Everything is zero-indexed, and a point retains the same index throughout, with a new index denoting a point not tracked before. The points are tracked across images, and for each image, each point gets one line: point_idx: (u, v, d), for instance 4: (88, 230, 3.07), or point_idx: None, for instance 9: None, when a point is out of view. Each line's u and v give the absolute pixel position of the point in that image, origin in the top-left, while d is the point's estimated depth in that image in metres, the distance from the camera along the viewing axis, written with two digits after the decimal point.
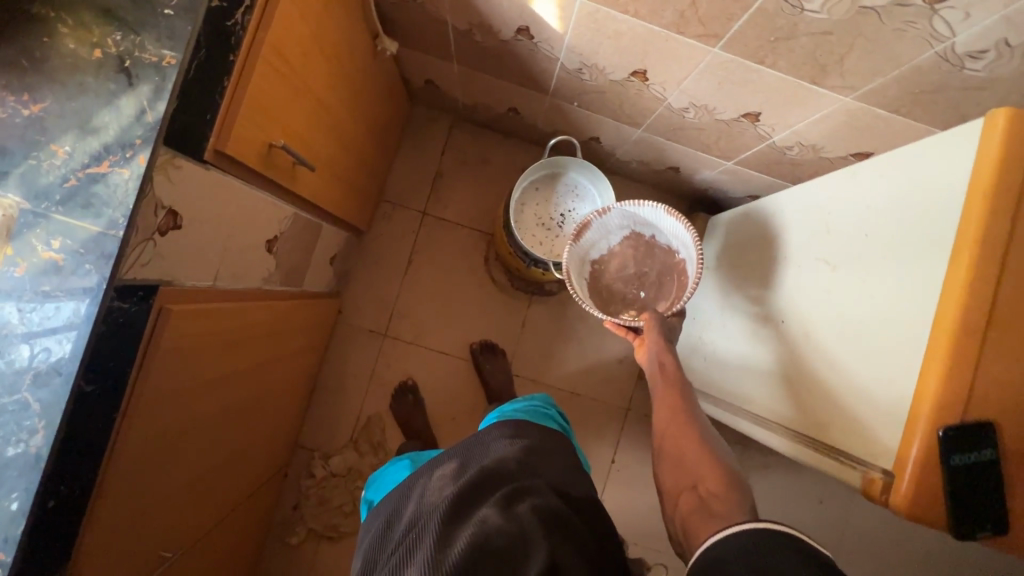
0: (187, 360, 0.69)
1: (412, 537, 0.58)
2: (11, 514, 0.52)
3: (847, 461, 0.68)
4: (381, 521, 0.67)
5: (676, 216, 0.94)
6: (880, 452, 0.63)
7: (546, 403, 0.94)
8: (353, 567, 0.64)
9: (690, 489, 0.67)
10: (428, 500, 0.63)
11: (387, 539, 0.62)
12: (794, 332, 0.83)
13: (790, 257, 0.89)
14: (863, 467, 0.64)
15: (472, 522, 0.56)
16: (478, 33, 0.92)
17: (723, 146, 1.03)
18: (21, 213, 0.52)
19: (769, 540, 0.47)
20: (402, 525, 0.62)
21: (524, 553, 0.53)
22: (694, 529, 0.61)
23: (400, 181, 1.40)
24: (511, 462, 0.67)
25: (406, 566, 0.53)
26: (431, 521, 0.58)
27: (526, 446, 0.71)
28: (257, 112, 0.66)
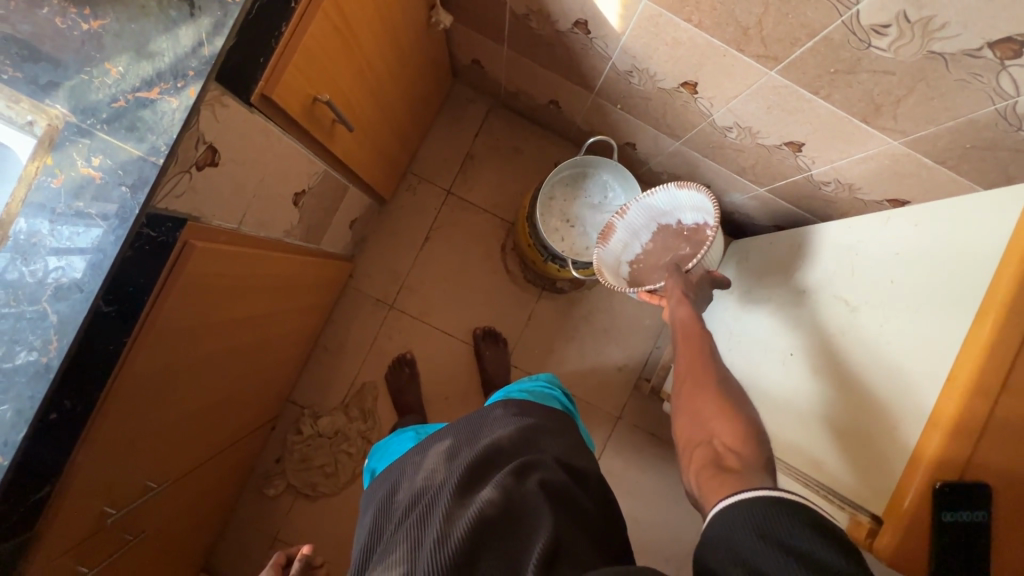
0: (202, 296, 0.70)
1: (418, 513, 0.58)
2: (13, 419, 0.53)
3: (840, 503, 0.69)
4: (383, 491, 0.68)
5: (686, 189, 0.94)
6: (875, 496, 0.64)
7: (554, 386, 0.94)
8: (357, 538, 0.65)
9: (705, 444, 0.63)
10: (431, 475, 0.64)
11: (390, 508, 0.64)
12: (804, 365, 0.83)
13: (809, 291, 0.88)
14: (853, 509, 0.65)
15: (476, 499, 0.57)
16: (534, 20, 0.92)
17: (758, 171, 1.02)
18: (66, 126, 0.52)
19: (777, 509, 0.47)
20: (403, 498, 0.63)
21: (527, 535, 0.54)
22: (704, 486, 0.58)
23: (430, 156, 1.39)
24: (515, 441, 0.68)
25: (413, 541, 0.55)
26: (435, 497, 0.59)
27: (525, 424, 0.72)
28: (309, 63, 0.67)
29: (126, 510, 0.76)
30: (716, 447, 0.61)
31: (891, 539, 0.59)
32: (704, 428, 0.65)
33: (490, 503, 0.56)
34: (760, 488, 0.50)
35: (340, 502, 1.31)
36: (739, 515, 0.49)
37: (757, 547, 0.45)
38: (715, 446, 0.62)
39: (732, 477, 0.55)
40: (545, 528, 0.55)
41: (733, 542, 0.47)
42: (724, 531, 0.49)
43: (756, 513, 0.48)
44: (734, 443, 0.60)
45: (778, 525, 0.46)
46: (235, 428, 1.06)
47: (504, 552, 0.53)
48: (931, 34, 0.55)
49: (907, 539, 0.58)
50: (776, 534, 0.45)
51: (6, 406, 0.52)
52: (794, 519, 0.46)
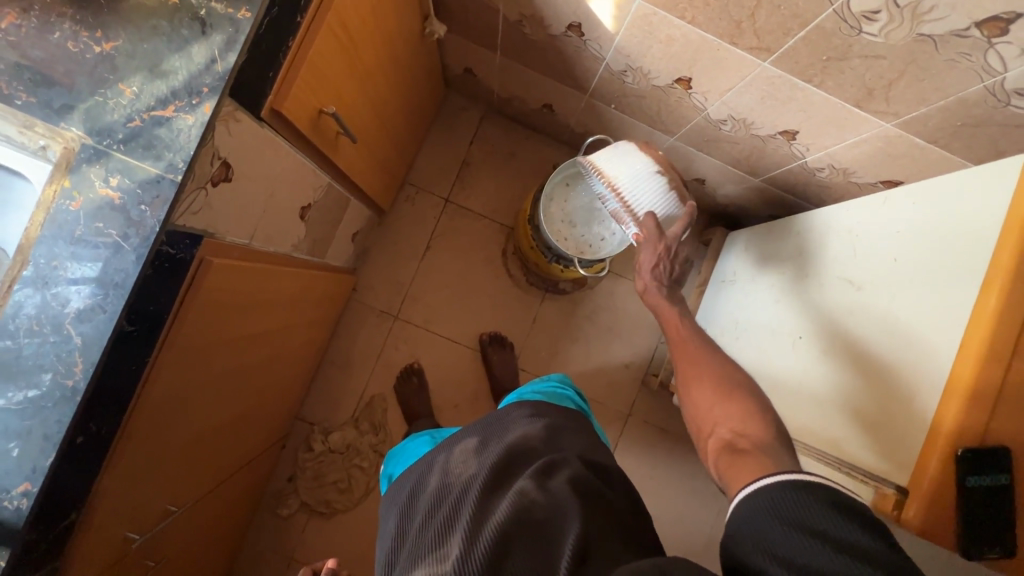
0: (217, 313, 0.69)
1: (445, 514, 0.59)
2: (42, 444, 0.52)
3: (858, 475, 0.69)
4: (404, 493, 0.68)
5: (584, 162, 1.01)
6: (899, 467, 0.64)
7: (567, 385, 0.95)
8: (380, 543, 0.65)
9: (713, 434, 0.65)
10: (453, 479, 0.63)
11: (415, 509, 0.64)
12: (815, 348, 0.84)
13: (813, 275, 0.91)
14: (876, 482, 0.65)
15: (505, 499, 0.57)
16: (527, 25, 0.93)
17: (753, 162, 1.05)
18: (82, 148, 0.52)
19: (805, 492, 0.48)
20: (427, 499, 0.63)
21: (559, 530, 0.55)
22: (726, 473, 0.58)
23: (426, 166, 1.40)
24: (538, 441, 0.68)
25: (443, 541, 0.55)
26: (463, 497, 0.59)
27: (547, 424, 0.72)
28: (315, 77, 0.67)
29: (148, 536, 0.75)
30: (724, 435, 0.63)
31: (919, 510, 0.60)
32: (708, 417, 0.67)
33: (520, 504, 0.56)
34: (784, 473, 0.51)
35: (355, 518, 1.30)
36: (760, 501, 0.50)
37: (778, 533, 0.46)
38: (723, 434, 0.63)
39: (749, 459, 0.56)
40: (576, 523, 0.55)
41: (756, 527, 0.48)
42: (746, 517, 0.49)
43: (777, 499, 0.49)
44: (741, 427, 0.62)
45: (800, 510, 0.47)
46: (248, 447, 1.05)
47: (540, 548, 0.53)
48: (920, 18, 0.58)
49: (929, 513, 0.59)
50: (805, 520, 0.46)
51: (34, 431, 0.52)
52: (817, 502, 0.47)
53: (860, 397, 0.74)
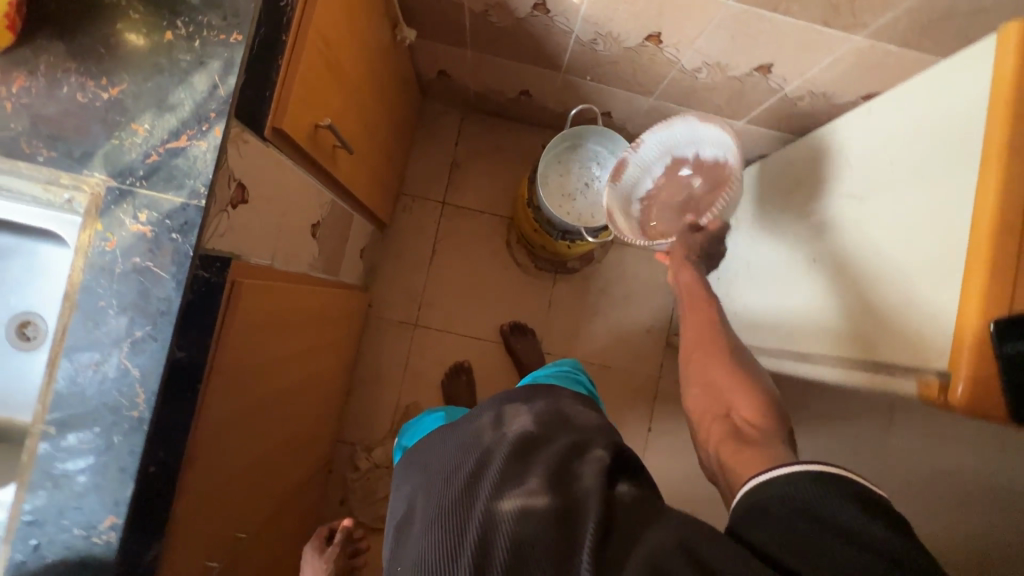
0: (252, 336, 0.72)
1: (464, 483, 0.58)
2: (120, 475, 0.54)
3: (893, 373, 0.70)
4: (421, 464, 0.68)
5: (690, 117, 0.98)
6: (934, 354, 0.64)
7: (580, 369, 0.96)
8: (391, 516, 0.65)
9: (722, 417, 0.68)
10: (480, 441, 0.65)
11: (432, 476, 0.63)
12: (826, 266, 0.86)
13: (815, 199, 0.93)
14: (917, 373, 0.66)
15: (527, 476, 0.57)
16: (494, 14, 0.96)
17: (734, 105, 1.07)
18: (107, 191, 0.54)
19: (824, 481, 0.50)
20: (445, 469, 0.63)
21: (580, 515, 0.53)
22: (729, 463, 0.61)
23: (418, 174, 1.43)
24: (577, 425, 0.68)
25: (461, 509, 0.55)
26: (485, 469, 0.59)
27: (574, 411, 0.72)
28: (308, 92, 0.70)
29: (224, 564, 0.77)
30: (734, 420, 0.66)
31: (964, 390, 0.60)
32: (722, 400, 0.70)
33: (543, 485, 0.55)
34: (797, 464, 0.53)
35: None
36: (774, 490, 0.52)
37: (800, 527, 0.48)
38: (733, 419, 0.67)
39: (754, 450, 0.60)
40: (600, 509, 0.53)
41: (771, 519, 0.50)
42: (762, 501, 0.52)
43: (793, 487, 0.51)
44: (752, 415, 0.66)
45: (821, 505, 0.49)
46: (298, 472, 1.06)
47: (559, 519, 0.52)
48: None
49: (974, 392, 0.60)
50: (825, 513, 0.48)
51: (110, 465, 0.54)
52: (833, 494, 0.49)
53: (871, 297, 0.76)
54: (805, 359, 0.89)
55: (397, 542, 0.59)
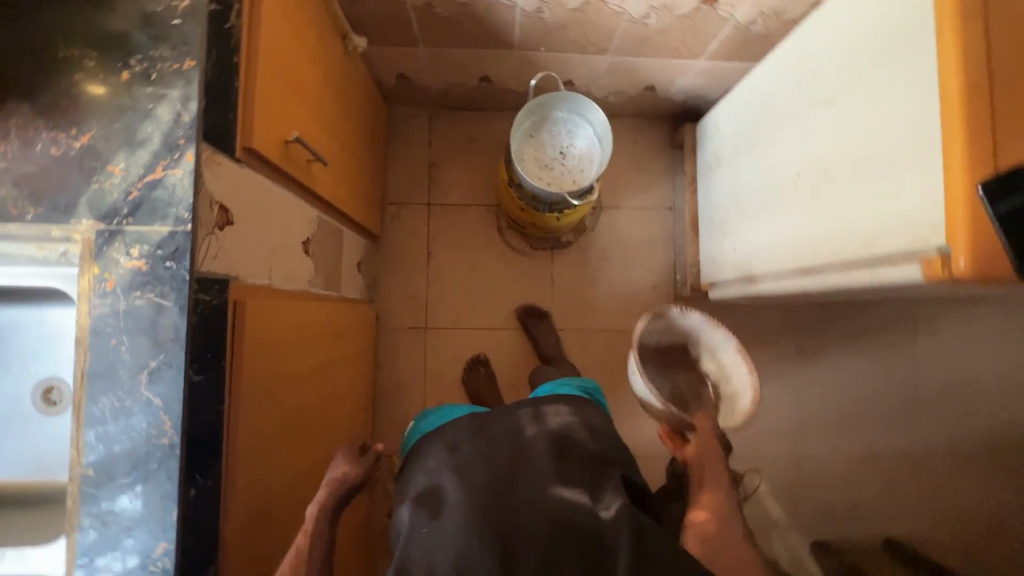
0: (270, 356, 0.74)
1: (503, 481, 0.68)
2: (163, 502, 0.56)
3: (893, 263, 0.69)
4: (450, 441, 0.76)
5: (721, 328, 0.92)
6: (929, 232, 0.63)
7: (599, 391, 0.97)
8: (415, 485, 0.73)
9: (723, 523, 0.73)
10: (526, 437, 0.75)
11: (466, 456, 0.72)
12: (810, 177, 0.86)
13: (787, 117, 0.93)
14: (919, 254, 0.65)
15: (561, 497, 0.67)
16: (436, 5, 0.98)
17: (690, 45, 1.08)
18: (98, 234, 0.56)
19: None
20: (480, 454, 0.71)
21: (601, 541, 0.64)
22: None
23: (399, 181, 1.44)
24: (607, 445, 0.78)
25: (500, 507, 0.65)
26: (523, 476, 0.69)
27: (595, 425, 0.81)
28: (271, 109, 0.72)
29: None
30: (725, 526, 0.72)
31: (967, 262, 0.59)
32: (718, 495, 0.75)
33: (575, 510, 0.66)
34: None
35: None
36: None
37: None
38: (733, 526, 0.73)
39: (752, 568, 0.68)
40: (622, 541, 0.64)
41: None
42: None
43: None
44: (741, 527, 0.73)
45: None
46: None
47: (586, 544, 0.63)
48: None
49: (977, 259, 0.59)
50: None
51: (152, 494, 0.56)
52: None
53: (858, 194, 0.75)
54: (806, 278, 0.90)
55: (423, 510, 0.67)
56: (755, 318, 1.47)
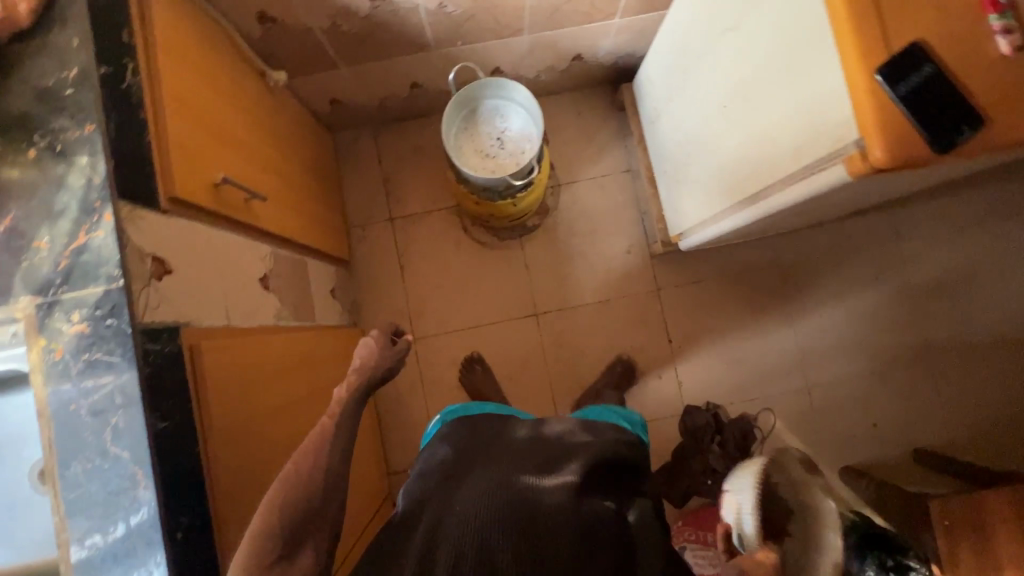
0: (242, 389, 0.76)
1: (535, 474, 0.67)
2: (151, 550, 0.57)
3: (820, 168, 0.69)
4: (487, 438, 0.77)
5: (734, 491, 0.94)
6: (842, 130, 0.63)
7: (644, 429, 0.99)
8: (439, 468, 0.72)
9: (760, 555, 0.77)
10: (556, 448, 0.75)
11: (500, 451, 0.73)
12: (735, 106, 0.86)
13: (703, 52, 0.92)
14: (840, 152, 0.65)
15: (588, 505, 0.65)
16: (342, 23, 1.00)
17: (599, 6, 1.08)
18: (37, 308, 0.58)
19: None
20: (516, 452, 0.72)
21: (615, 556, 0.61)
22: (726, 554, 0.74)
23: (358, 204, 1.46)
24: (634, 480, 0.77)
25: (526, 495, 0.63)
26: (556, 476, 0.68)
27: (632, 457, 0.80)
28: (191, 156, 0.74)
29: None
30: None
31: (881, 150, 0.59)
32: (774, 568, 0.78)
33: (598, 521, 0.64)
34: None
35: None
36: None
37: None
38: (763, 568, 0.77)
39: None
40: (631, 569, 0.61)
41: None
42: None
43: None
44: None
45: None
46: (356, 512, 1.09)
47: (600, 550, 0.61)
48: None
49: (891, 144, 0.58)
50: None
51: (138, 543, 0.57)
52: None
53: (777, 110, 0.75)
54: (751, 210, 0.90)
55: (445, 489, 0.66)
56: (736, 260, 1.46)
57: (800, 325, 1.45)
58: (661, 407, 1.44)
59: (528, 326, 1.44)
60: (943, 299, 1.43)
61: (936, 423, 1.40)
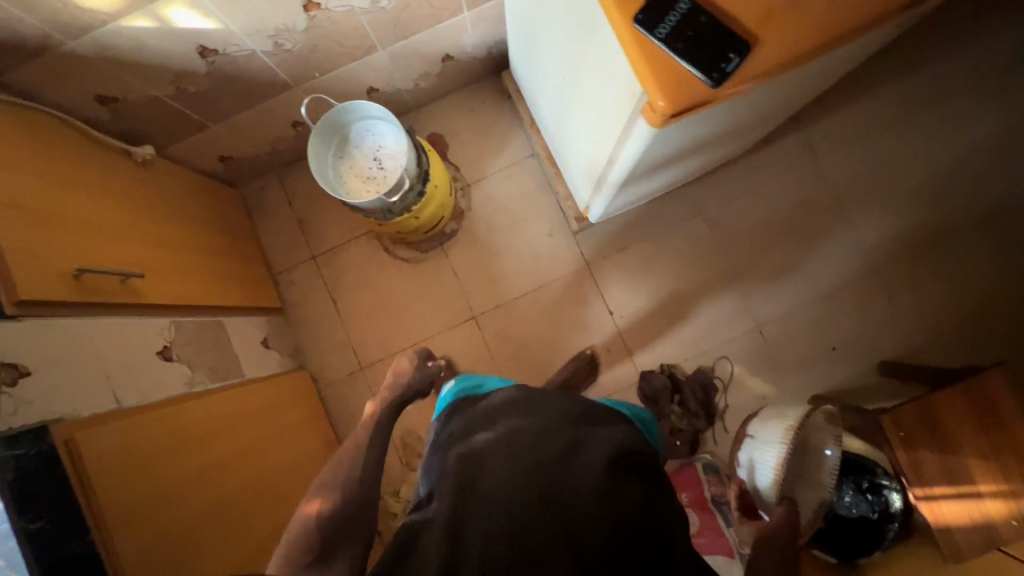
0: (149, 469, 0.78)
1: (559, 455, 0.67)
2: None
3: (630, 121, 0.68)
4: (510, 412, 0.76)
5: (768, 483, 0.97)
6: (629, 82, 0.62)
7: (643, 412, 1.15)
8: (457, 443, 0.72)
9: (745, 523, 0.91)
10: (577, 426, 0.74)
11: (524, 426, 0.72)
12: (566, 73, 0.85)
13: (532, 28, 0.91)
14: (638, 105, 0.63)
15: (612, 485, 0.65)
16: (186, 86, 1.01)
17: (440, 6, 1.07)
18: None
19: None
20: (539, 429, 0.71)
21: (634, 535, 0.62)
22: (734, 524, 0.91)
23: (279, 251, 1.48)
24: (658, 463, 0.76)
25: (546, 473, 0.64)
26: (583, 457, 0.67)
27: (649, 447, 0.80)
28: (37, 255, 0.76)
29: None
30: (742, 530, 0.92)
31: (663, 100, 0.57)
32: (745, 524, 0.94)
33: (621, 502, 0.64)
34: None
35: None
36: None
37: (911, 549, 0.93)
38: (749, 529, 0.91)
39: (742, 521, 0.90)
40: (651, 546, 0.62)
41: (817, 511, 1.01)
42: None
43: None
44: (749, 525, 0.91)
45: None
46: None
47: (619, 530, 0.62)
48: None
49: (672, 93, 0.57)
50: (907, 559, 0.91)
51: None
52: None
53: (590, 70, 0.74)
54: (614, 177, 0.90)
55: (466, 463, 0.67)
56: (659, 216, 1.46)
57: (737, 266, 1.43)
58: (618, 380, 1.43)
59: (469, 329, 1.44)
60: (871, 207, 1.42)
61: (893, 331, 1.38)
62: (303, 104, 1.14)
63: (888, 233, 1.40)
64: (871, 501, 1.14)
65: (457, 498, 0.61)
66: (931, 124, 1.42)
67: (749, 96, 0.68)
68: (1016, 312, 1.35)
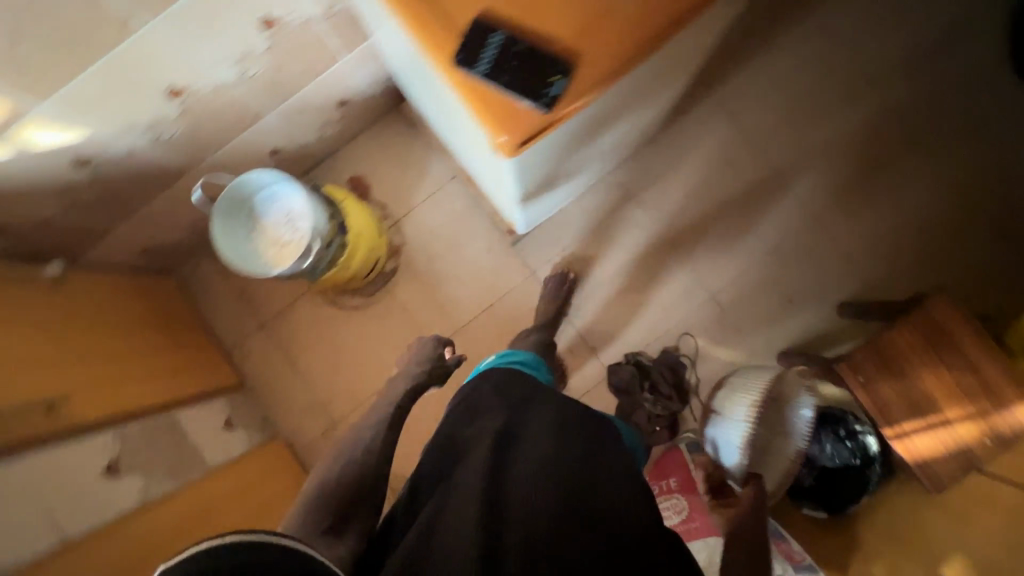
0: None
1: (588, 464, 0.73)
2: None
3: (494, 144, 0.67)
4: (534, 411, 0.80)
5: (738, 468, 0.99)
6: None
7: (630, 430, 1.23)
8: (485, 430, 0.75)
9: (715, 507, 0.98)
10: (593, 436, 0.80)
11: (554, 429, 0.77)
12: (439, 100, 0.84)
13: (401, 60, 0.90)
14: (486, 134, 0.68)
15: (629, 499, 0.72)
16: (74, 196, 1.01)
17: (315, 58, 1.06)
18: None
19: None
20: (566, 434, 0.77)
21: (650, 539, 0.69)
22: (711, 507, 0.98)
23: (228, 327, 1.47)
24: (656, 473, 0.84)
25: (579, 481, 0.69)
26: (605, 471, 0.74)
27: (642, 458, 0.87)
28: None
29: None
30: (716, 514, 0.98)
31: (503, 139, 0.66)
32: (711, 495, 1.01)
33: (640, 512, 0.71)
34: None
35: None
36: None
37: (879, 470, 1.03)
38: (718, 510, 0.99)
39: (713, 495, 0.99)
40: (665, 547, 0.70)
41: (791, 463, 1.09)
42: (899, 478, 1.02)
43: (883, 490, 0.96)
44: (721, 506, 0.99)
45: None
46: None
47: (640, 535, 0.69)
48: None
49: (511, 129, 0.66)
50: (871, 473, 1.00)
51: None
52: None
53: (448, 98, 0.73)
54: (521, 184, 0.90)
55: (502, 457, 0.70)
56: (594, 208, 1.45)
57: (681, 240, 1.43)
58: (588, 378, 1.42)
59: None
60: (800, 152, 1.40)
61: (847, 272, 1.37)
62: (202, 185, 1.14)
63: (820, 175, 1.40)
64: (846, 449, 1.14)
65: (494, 458, 0.69)
66: (839, 58, 1.41)
67: (605, 104, 0.74)
68: (962, 226, 1.34)
